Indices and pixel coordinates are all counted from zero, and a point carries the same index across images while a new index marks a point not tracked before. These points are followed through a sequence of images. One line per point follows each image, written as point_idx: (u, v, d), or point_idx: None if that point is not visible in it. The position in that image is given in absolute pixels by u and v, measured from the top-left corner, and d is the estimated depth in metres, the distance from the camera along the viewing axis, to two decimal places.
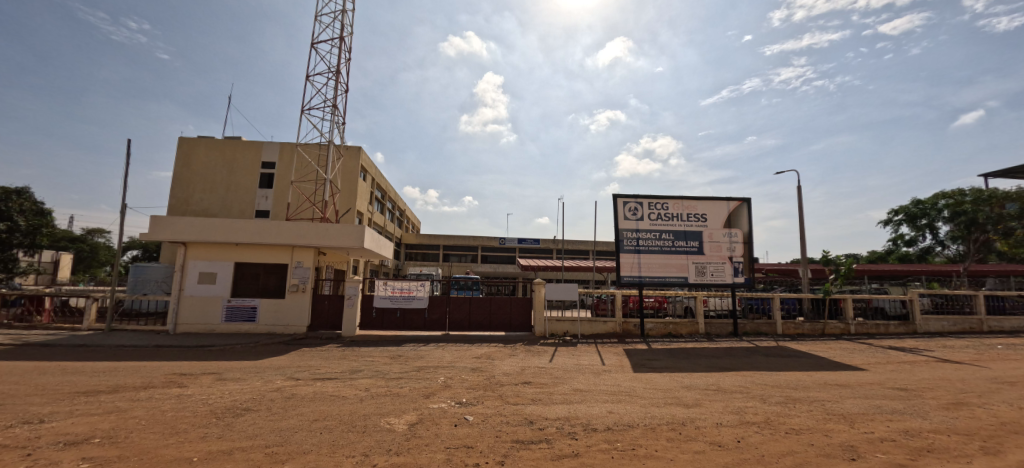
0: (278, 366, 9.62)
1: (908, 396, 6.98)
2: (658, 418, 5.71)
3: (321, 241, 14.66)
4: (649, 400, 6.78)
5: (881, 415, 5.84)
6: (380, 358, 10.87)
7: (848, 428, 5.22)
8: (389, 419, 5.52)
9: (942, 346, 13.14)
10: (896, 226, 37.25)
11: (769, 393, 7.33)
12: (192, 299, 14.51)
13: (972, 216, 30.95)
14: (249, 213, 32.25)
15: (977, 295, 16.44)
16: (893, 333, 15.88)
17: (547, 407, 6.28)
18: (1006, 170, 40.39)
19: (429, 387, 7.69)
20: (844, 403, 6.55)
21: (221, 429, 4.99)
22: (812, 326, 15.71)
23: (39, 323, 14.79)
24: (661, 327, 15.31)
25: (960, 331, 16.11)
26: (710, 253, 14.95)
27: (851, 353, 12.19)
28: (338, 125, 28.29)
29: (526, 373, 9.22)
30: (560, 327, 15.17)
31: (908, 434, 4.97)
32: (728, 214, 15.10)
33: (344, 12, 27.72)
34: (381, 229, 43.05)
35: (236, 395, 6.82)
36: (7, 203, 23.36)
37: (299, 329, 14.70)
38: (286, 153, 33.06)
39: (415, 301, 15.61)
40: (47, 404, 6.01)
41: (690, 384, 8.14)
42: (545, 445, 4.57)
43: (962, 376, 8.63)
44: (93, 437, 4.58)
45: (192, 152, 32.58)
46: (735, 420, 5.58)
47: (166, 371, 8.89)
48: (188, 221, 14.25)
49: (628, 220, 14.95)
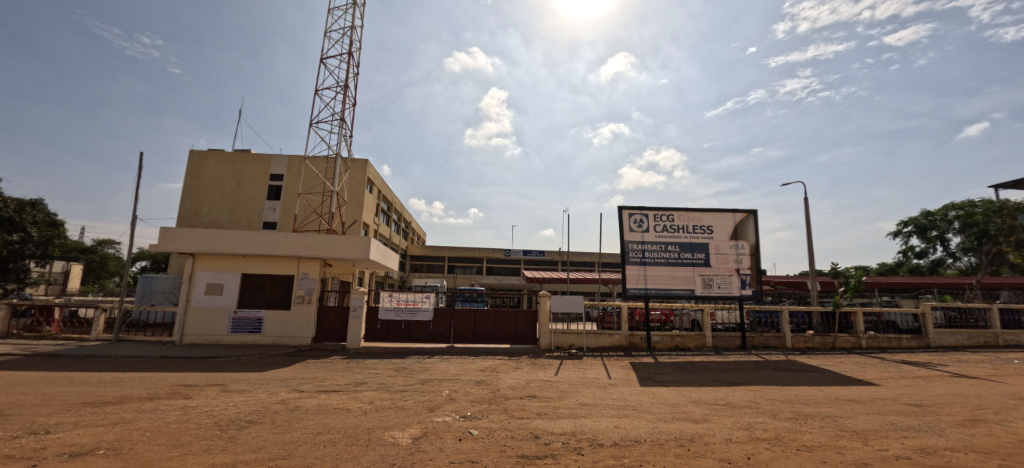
0: (283, 378, 9.65)
1: (923, 412, 6.83)
2: (666, 433, 5.62)
3: (327, 252, 14.79)
4: (656, 415, 6.70)
5: (896, 432, 5.71)
6: (385, 370, 10.83)
7: (862, 445, 5.10)
8: (392, 433, 5.48)
9: (958, 360, 12.86)
10: (906, 238, 36.73)
11: (779, 408, 7.19)
12: (199, 310, 14.60)
13: (983, 227, 30.31)
14: (256, 224, 32.57)
15: (992, 309, 16.14)
16: (905, 346, 15.60)
17: (553, 421, 6.22)
18: (1016, 181, 40.12)
19: (433, 400, 7.63)
20: (856, 419, 6.42)
21: (224, 442, 4.97)
22: (823, 340, 15.43)
23: (48, 333, 14.91)
24: (668, 340, 15.15)
25: (975, 345, 15.79)
26: (717, 266, 14.82)
27: (863, 367, 11.97)
28: (345, 138, 28.53)
29: (531, 386, 9.11)
30: (565, 340, 15.06)
31: (924, 452, 4.84)
32: (734, 225, 15.03)
33: (353, 28, 28.43)
34: (387, 240, 43.25)
35: (241, 407, 6.81)
36: (21, 214, 23.80)
37: (304, 341, 14.68)
38: (293, 165, 33.51)
39: (420, 313, 15.51)
40: (54, 415, 6.03)
41: (699, 399, 8.00)
42: (550, 460, 4.49)
43: (978, 392, 8.42)
44: (98, 449, 4.59)
45: (202, 165, 33.03)
46: (745, 436, 5.49)
47: (172, 382, 8.90)
48: (197, 231, 14.41)
49: (634, 233, 14.92)
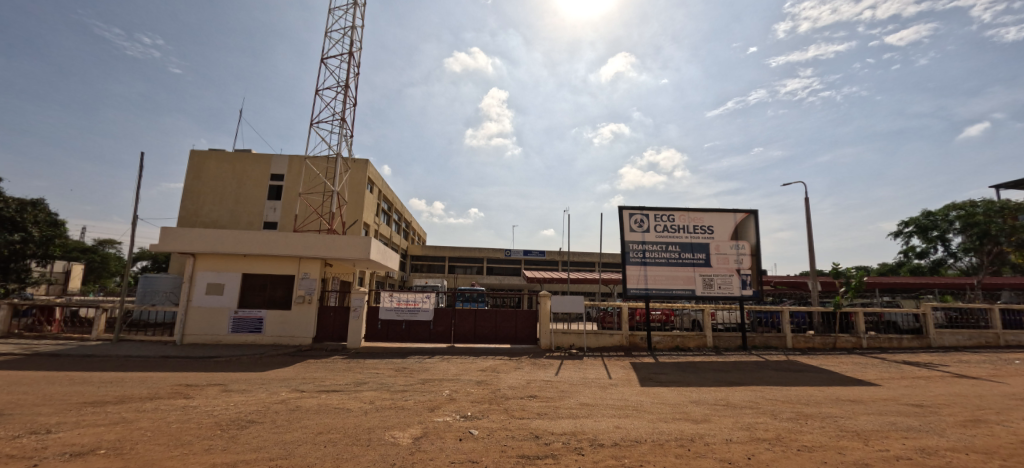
0: (283, 378, 9.65)
1: (924, 413, 6.81)
2: (666, 434, 5.61)
3: (327, 252, 14.80)
4: (656, 415, 6.70)
5: (896, 433, 5.70)
6: (385, 370, 10.83)
7: (863, 445, 5.10)
8: (393, 432, 5.48)
9: (959, 361, 12.84)
10: (906, 238, 36.72)
11: (779, 408, 7.18)
12: (199, 310, 14.61)
13: (985, 227, 30.26)
14: (256, 224, 32.57)
15: (992, 309, 16.14)
16: (906, 347, 15.59)
17: (553, 422, 6.21)
18: (1017, 181, 40.08)
19: (433, 400, 7.64)
20: (857, 420, 6.41)
21: (224, 441, 4.98)
22: (824, 340, 15.42)
23: (48, 333, 14.93)
24: (668, 340, 15.13)
25: (976, 345, 15.78)
26: (717, 266, 14.81)
27: (864, 367, 11.96)
28: (346, 138, 28.43)
29: (532, 386, 9.11)
30: (566, 340, 15.05)
31: (925, 452, 4.83)
32: (735, 225, 15.02)
33: (353, 28, 28.38)
34: (387, 240, 43.21)
35: (241, 407, 6.81)
36: (22, 214, 23.83)
37: (304, 341, 14.69)
38: (294, 166, 33.55)
39: (420, 313, 15.49)
40: (54, 415, 6.03)
41: (699, 399, 7.99)
42: (550, 460, 4.49)
43: (979, 393, 8.41)
44: (99, 448, 4.60)
45: (202, 166, 33.06)
46: (746, 437, 5.48)
47: (172, 382, 8.90)
48: (198, 231, 14.41)
49: (633, 233, 14.92)
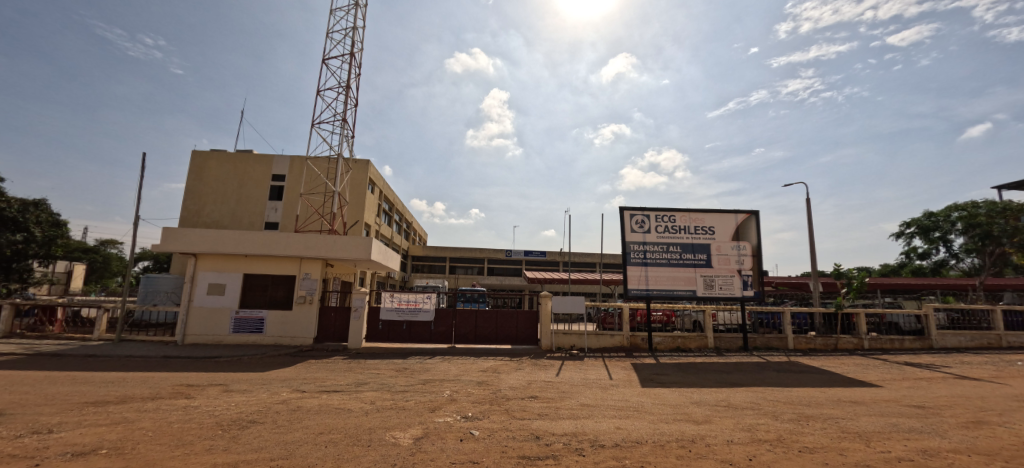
0: (284, 378, 9.67)
1: (926, 414, 6.80)
2: (667, 435, 5.60)
3: (328, 252, 14.80)
4: (657, 416, 6.69)
5: (898, 434, 5.69)
6: (386, 371, 10.84)
7: (865, 447, 5.09)
8: (394, 433, 5.47)
9: (961, 362, 12.81)
10: (907, 239, 36.64)
11: (780, 409, 7.17)
12: (201, 311, 14.63)
13: (986, 228, 30.17)
14: (257, 225, 32.61)
15: (994, 310, 16.07)
16: (907, 348, 15.57)
17: (553, 422, 6.21)
18: (1018, 182, 40.00)
19: (434, 400, 7.64)
20: (858, 421, 6.40)
21: (225, 441, 4.99)
22: (825, 341, 15.38)
23: (50, 333, 14.96)
24: (669, 341, 15.10)
25: (978, 346, 15.75)
26: (718, 267, 14.79)
27: (865, 368, 11.94)
28: (347, 139, 28.40)
29: (533, 387, 9.10)
30: (567, 340, 15.04)
31: (926, 454, 4.82)
32: (736, 226, 14.99)
33: (355, 28, 28.30)
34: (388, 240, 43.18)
35: (242, 407, 6.81)
36: (25, 214, 23.90)
37: (305, 341, 14.70)
38: (296, 166, 33.61)
39: (421, 314, 15.49)
40: (56, 414, 6.04)
41: (700, 400, 7.97)
42: (550, 461, 4.48)
43: (981, 394, 8.39)
44: (100, 448, 4.61)
45: (204, 166, 33.12)
46: (747, 438, 5.48)
47: (174, 382, 8.91)
48: (199, 232, 14.43)
49: (634, 233, 14.90)
